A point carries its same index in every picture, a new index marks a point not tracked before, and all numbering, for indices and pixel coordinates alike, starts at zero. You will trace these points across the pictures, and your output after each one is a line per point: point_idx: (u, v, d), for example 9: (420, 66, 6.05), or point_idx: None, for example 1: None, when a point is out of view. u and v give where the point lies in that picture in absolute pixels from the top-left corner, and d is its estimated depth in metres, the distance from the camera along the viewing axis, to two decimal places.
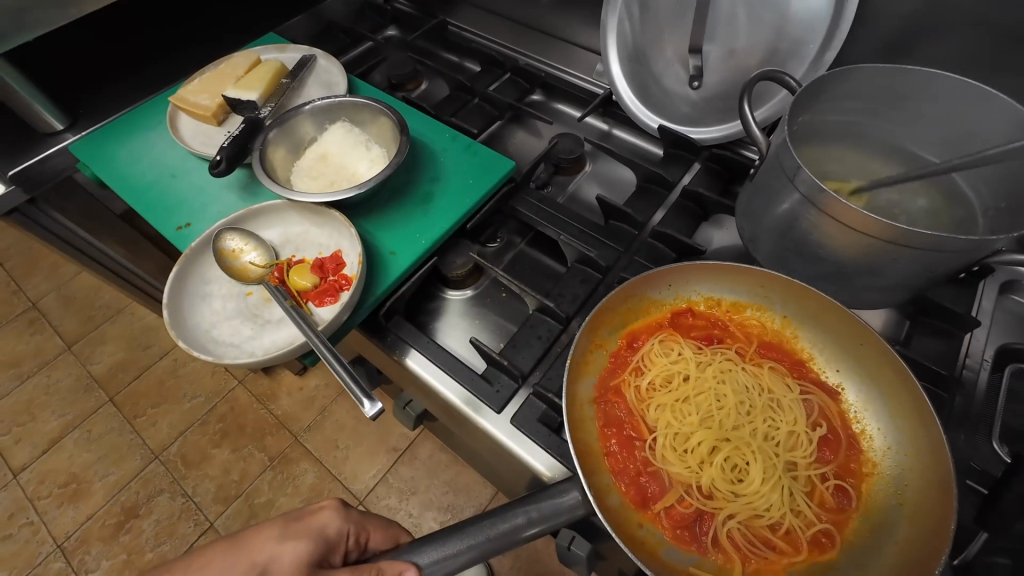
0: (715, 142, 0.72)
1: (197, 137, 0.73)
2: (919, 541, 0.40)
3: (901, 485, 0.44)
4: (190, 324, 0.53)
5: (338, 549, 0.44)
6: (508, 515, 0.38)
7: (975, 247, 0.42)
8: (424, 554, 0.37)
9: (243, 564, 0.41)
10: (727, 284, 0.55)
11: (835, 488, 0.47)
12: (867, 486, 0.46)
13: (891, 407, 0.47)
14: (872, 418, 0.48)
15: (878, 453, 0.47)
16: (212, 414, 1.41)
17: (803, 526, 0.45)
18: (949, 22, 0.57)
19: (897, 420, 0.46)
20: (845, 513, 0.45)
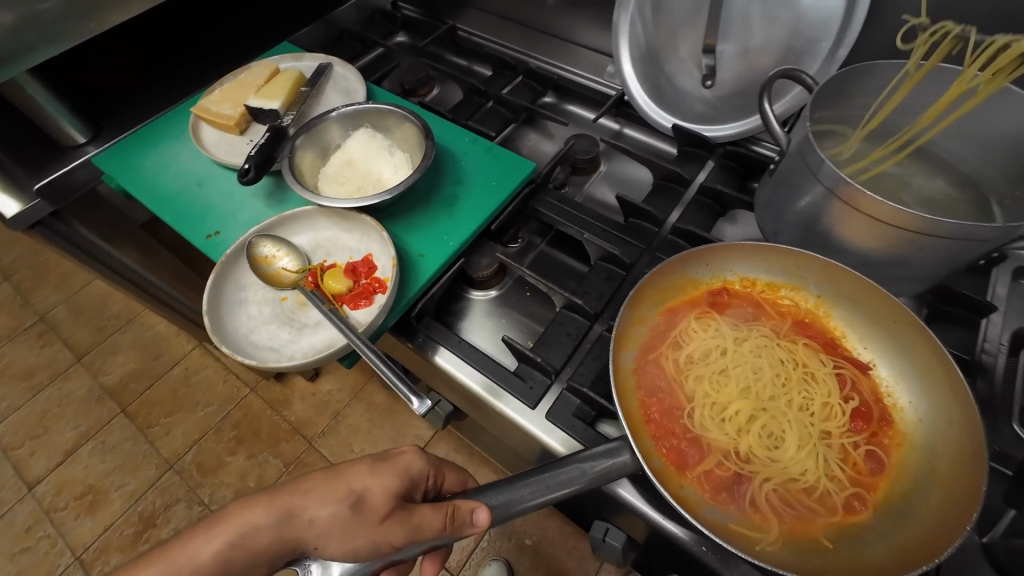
0: (729, 139, 0.74)
1: (221, 147, 0.74)
2: (956, 502, 0.41)
3: (933, 453, 0.46)
4: (230, 329, 0.54)
5: (420, 487, 0.46)
6: (564, 466, 0.40)
7: (999, 235, 0.44)
8: (492, 496, 0.40)
9: (341, 489, 0.43)
10: (763, 265, 0.57)
11: (866, 455, 0.48)
12: (899, 454, 0.47)
13: (924, 381, 0.49)
14: (903, 392, 0.50)
15: (910, 425, 0.48)
16: (225, 422, 1.41)
17: (837, 489, 0.46)
18: (959, 18, 0.59)
19: (929, 393, 0.48)
20: (877, 478, 0.46)
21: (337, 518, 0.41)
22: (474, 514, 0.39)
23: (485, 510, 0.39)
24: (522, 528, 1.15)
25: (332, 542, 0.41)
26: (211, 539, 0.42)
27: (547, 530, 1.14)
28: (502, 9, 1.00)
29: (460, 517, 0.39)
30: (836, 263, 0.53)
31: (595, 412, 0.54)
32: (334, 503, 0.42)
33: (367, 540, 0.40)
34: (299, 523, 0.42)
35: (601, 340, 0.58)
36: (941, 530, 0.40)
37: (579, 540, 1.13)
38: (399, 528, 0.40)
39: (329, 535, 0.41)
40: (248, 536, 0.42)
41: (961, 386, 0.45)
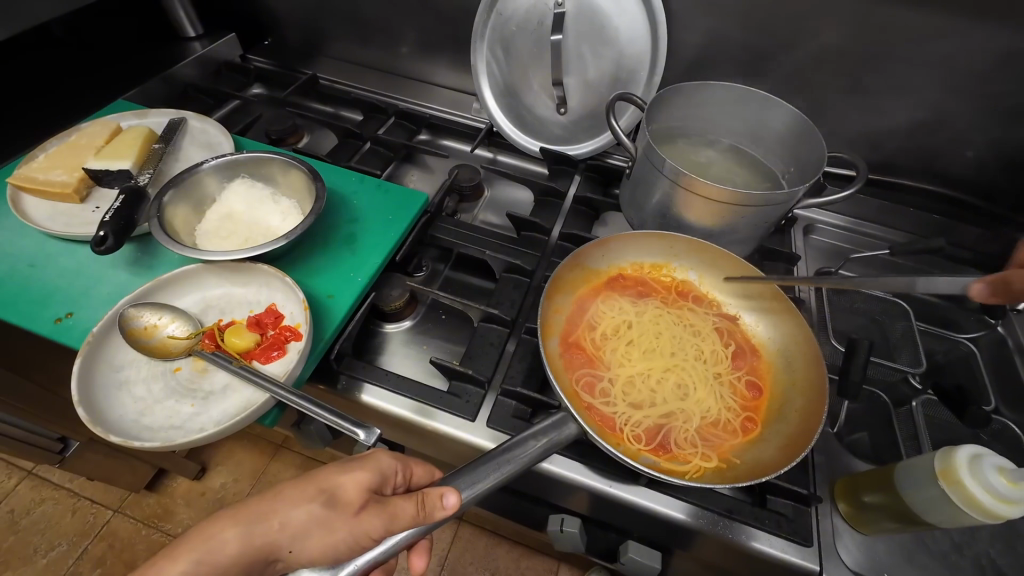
0: (588, 155, 0.87)
1: (55, 218, 0.64)
2: (814, 401, 0.54)
3: (792, 372, 0.59)
4: (114, 416, 0.47)
5: (390, 482, 0.45)
6: (524, 442, 0.44)
7: (789, 199, 0.59)
8: (459, 480, 0.42)
9: (312, 488, 0.44)
10: (646, 250, 0.68)
11: (749, 385, 0.59)
12: (770, 378, 0.60)
13: (775, 320, 0.63)
14: (765, 331, 0.64)
15: (773, 355, 0.62)
16: (84, 560, 1.13)
17: (734, 416, 0.56)
18: (726, 50, 0.79)
19: (780, 328, 0.62)
20: (760, 399, 0.58)
21: (312, 517, 0.42)
22: (444, 498, 0.41)
23: (455, 493, 0.41)
24: (474, 566, 1.12)
25: (308, 541, 0.42)
26: (175, 562, 0.43)
27: (498, 560, 1.12)
28: (361, 57, 1.03)
29: (430, 503, 0.40)
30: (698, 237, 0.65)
31: (531, 409, 0.58)
32: (307, 503, 0.43)
33: (347, 533, 0.41)
34: (272, 527, 0.43)
35: (523, 342, 0.62)
36: (806, 423, 0.52)
37: (532, 559, 1.13)
38: (375, 517, 0.40)
39: (306, 534, 0.42)
40: (217, 551, 0.43)
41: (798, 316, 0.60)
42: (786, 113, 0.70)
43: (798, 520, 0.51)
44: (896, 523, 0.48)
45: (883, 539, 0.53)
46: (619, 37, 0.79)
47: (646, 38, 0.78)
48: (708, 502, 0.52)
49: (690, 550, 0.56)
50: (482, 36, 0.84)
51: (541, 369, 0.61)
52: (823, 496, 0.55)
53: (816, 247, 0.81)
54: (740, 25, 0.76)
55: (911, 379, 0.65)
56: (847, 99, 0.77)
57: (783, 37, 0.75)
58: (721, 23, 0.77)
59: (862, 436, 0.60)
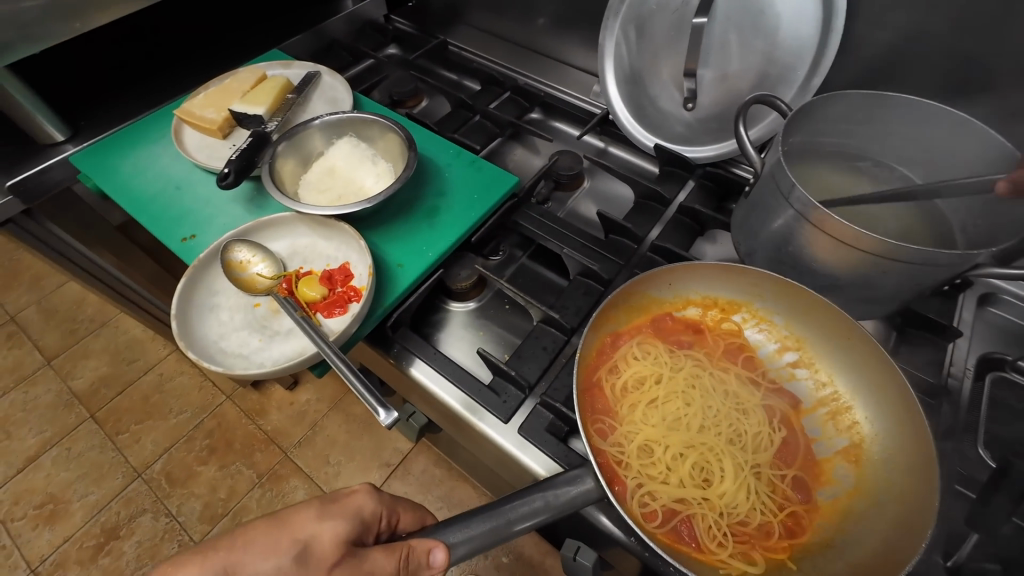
0: (709, 161, 0.76)
1: (202, 150, 0.74)
2: (910, 516, 0.42)
3: (890, 469, 0.46)
4: (198, 335, 0.53)
5: (371, 531, 0.46)
6: (528, 497, 0.40)
7: (959, 261, 0.45)
8: (449, 532, 0.40)
9: (286, 541, 0.42)
10: (723, 283, 0.58)
11: (792, 484, 0.50)
12: (823, 483, 0.49)
13: (880, 397, 0.50)
14: (861, 406, 0.51)
15: (868, 440, 0.49)
16: (198, 430, 1.37)
17: (769, 520, 0.47)
18: (924, 53, 0.62)
19: (884, 409, 0.49)
20: (807, 505, 0.48)
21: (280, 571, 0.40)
22: (432, 553, 0.39)
23: (442, 550, 0.39)
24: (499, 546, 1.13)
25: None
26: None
27: (525, 548, 1.12)
28: (493, 26, 1.02)
29: (414, 559, 0.40)
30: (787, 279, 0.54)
31: (568, 428, 0.54)
32: (277, 556, 0.41)
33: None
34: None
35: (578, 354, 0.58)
36: (892, 547, 0.41)
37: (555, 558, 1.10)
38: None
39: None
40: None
41: (914, 405, 0.45)
42: (993, 146, 0.53)
43: None
44: None
45: None
46: (779, 28, 0.66)
47: (813, 31, 0.65)
48: None
49: None
50: (616, 14, 0.75)
51: None
52: None
53: (990, 323, 0.62)
54: (955, 23, 0.58)
55: None
56: None
57: (1017, 45, 0.56)
58: (927, 19, 0.60)
59: (992, 570, 0.45)
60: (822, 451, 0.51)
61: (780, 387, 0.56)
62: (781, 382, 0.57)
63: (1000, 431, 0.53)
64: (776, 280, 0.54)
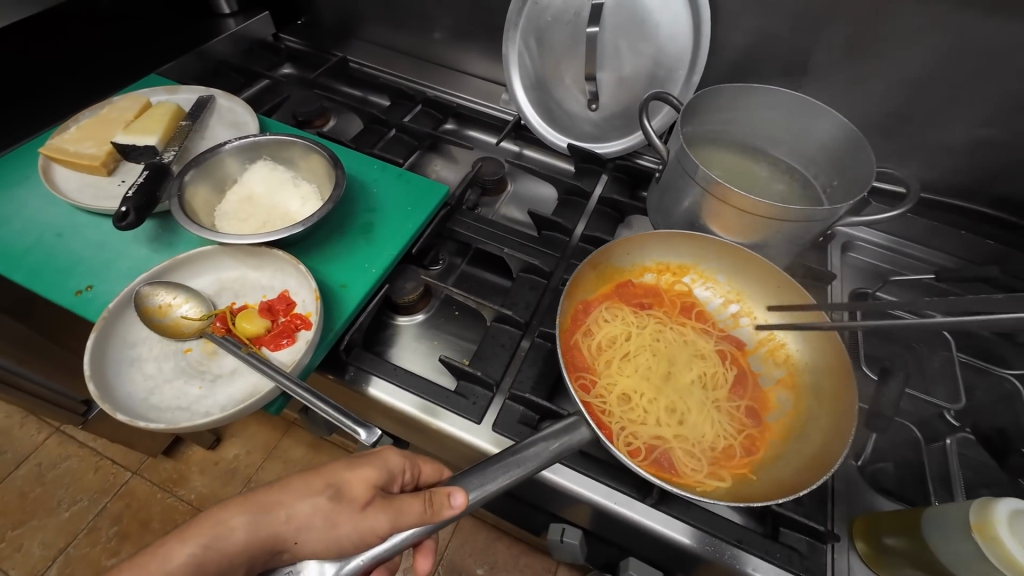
0: (617, 154, 0.83)
1: (83, 190, 0.65)
2: (838, 419, 0.51)
3: (819, 388, 0.56)
4: (123, 393, 0.47)
5: (397, 480, 0.44)
6: (532, 441, 0.44)
7: (828, 216, 0.55)
8: (468, 481, 0.42)
9: (319, 483, 0.42)
10: (671, 250, 0.66)
11: (747, 412, 0.57)
12: (770, 408, 0.57)
13: (806, 332, 0.60)
14: (793, 342, 0.60)
15: (801, 368, 0.59)
16: (102, 517, 1.17)
17: (732, 443, 0.54)
18: (773, 51, 0.75)
19: (810, 340, 0.59)
20: (759, 428, 0.55)
21: (317, 510, 0.41)
22: (452, 498, 0.40)
23: (462, 492, 0.40)
24: (473, 558, 1.12)
25: (313, 534, 0.40)
26: (182, 543, 0.40)
27: (497, 555, 1.12)
28: (392, 41, 1.02)
29: (438, 501, 0.40)
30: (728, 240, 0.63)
31: (538, 415, 0.56)
32: (313, 496, 0.41)
33: (350, 530, 0.40)
34: (276, 518, 0.41)
35: (535, 347, 0.61)
36: (827, 446, 0.50)
37: (530, 556, 1.12)
38: (382, 514, 0.40)
39: (309, 527, 0.40)
40: (223, 537, 0.40)
41: (831, 334, 0.56)
42: (834, 123, 0.66)
43: (812, 556, 0.49)
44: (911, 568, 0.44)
45: None
46: (659, 33, 0.75)
47: (687, 35, 0.74)
48: (712, 526, 0.49)
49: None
50: (516, 26, 0.81)
51: (551, 376, 0.59)
52: (840, 533, 0.52)
53: (853, 266, 0.76)
54: (791, 25, 0.71)
55: (946, 414, 0.59)
56: (903, 109, 0.72)
57: (837, 42, 0.70)
58: (770, 22, 0.72)
59: (886, 463, 0.56)
60: (766, 383, 0.60)
61: (728, 334, 0.64)
62: (728, 329, 0.64)
63: (874, 350, 0.66)
64: (717, 242, 0.62)
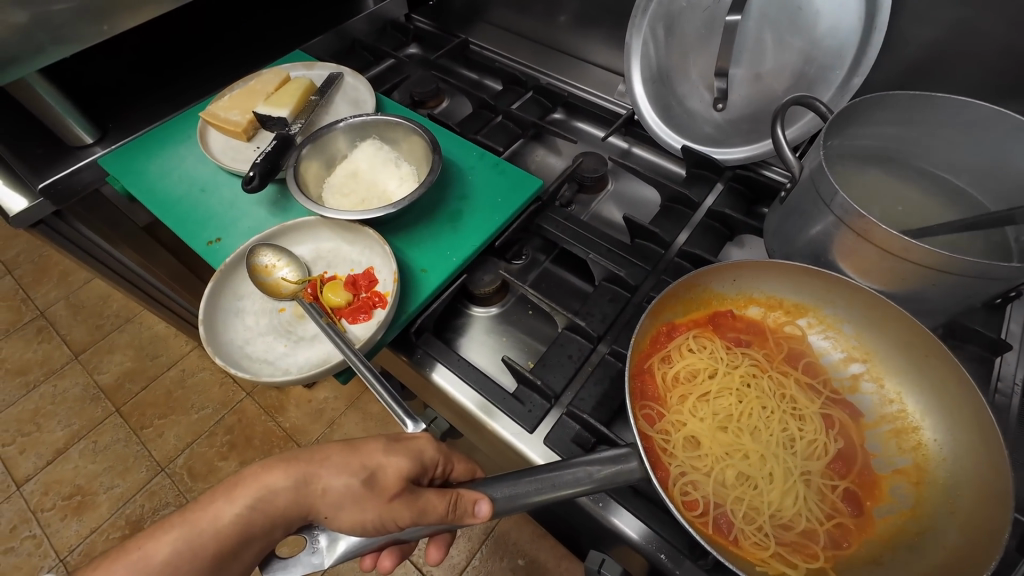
0: (739, 163, 0.73)
1: (227, 152, 0.74)
2: (974, 543, 0.40)
3: (954, 494, 0.44)
4: (225, 340, 0.53)
5: (428, 472, 0.44)
6: (571, 465, 0.40)
7: (1017, 274, 0.43)
8: (496, 489, 0.40)
9: (355, 465, 0.43)
10: (788, 285, 0.56)
11: (845, 497, 0.47)
12: (878, 500, 0.47)
13: (952, 420, 0.47)
14: (930, 428, 0.48)
15: (934, 463, 0.47)
16: (219, 425, 1.39)
17: (817, 529, 0.45)
18: (974, 52, 0.59)
19: (956, 432, 0.47)
20: (858, 520, 0.46)
21: (349, 491, 0.42)
22: (477, 504, 0.40)
23: (487, 502, 0.40)
24: (517, 546, 1.12)
25: (343, 512, 0.42)
26: (231, 502, 0.42)
27: (540, 552, 1.11)
28: (515, 24, 1.01)
29: (461, 506, 0.40)
30: (864, 285, 0.51)
31: (594, 438, 0.53)
32: (348, 475, 0.43)
33: (375, 515, 0.41)
34: (315, 490, 0.43)
35: (603, 365, 0.56)
36: None
37: (572, 563, 1.09)
38: (406, 509, 0.40)
39: (342, 506, 0.42)
40: (269, 502, 0.43)
41: (990, 434, 0.43)
42: None
43: None
44: None
45: None
46: (818, 24, 0.63)
47: (855, 27, 0.62)
48: None
49: None
50: (644, 11, 0.74)
51: (616, 400, 0.55)
52: None
53: None
54: (1011, 19, 0.55)
55: None
56: None
57: None
58: (978, 14, 0.56)
59: None
60: (879, 468, 0.49)
61: (842, 398, 0.53)
62: (843, 392, 0.54)
63: None
64: (851, 286, 0.52)
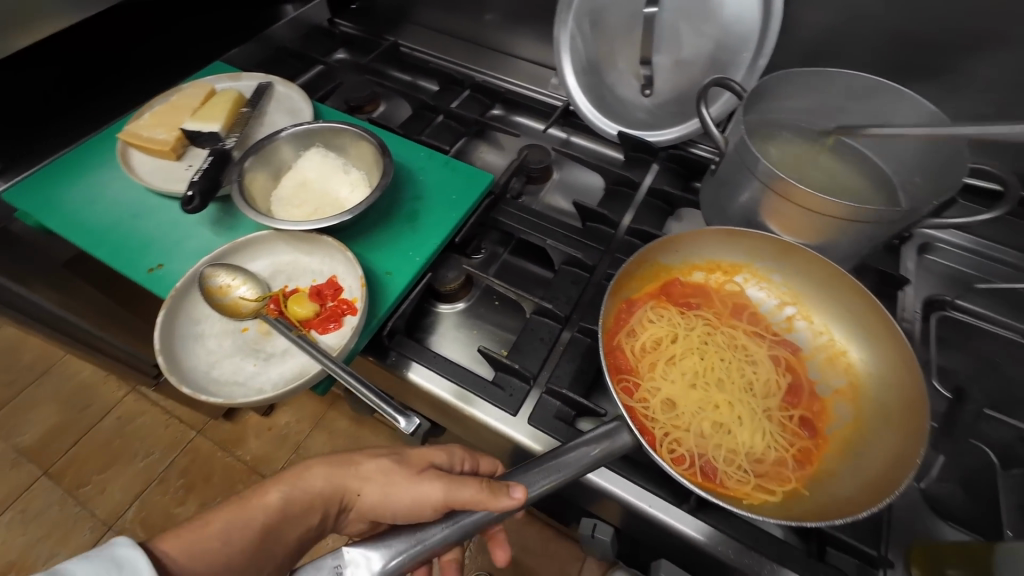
0: (670, 143, 0.79)
1: (156, 173, 0.70)
2: (905, 438, 0.47)
3: (883, 400, 0.52)
4: (188, 368, 0.51)
5: (457, 465, 0.52)
6: (583, 439, 0.44)
7: (908, 217, 0.50)
8: (524, 474, 0.43)
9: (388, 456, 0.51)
10: (723, 248, 0.63)
11: (801, 423, 0.54)
12: (827, 420, 0.54)
13: (870, 338, 0.55)
14: (855, 349, 0.56)
15: (864, 378, 0.55)
16: (171, 469, 1.29)
17: (784, 457, 0.51)
18: (853, 31, 0.68)
19: (875, 348, 0.55)
20: (815, 441, 0.52)
21: (380, 469, 0.49)
22: (512, 490, 0.42)
23: (521, 486, 0.42)
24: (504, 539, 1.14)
25: (374, 490, 0.49)
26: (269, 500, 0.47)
27: (528, 539, 1.14)
28: (442, 23, 1.01)
29: (498, 490, 0.42)
30: (786, 238, 0.58)
31: (575, 411, 0.56)
32: (379, 461, 0.50)
33: (404, 489, 0.47)
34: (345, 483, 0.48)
35: (573, 342, 0.60)
36: (891, 467, 0.46)
37: (559, 544, 1.13)
38: (432, 484, 0.46)
39: (373, 482, 0.49)
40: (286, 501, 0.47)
41: (901, 347, 0.51)
42: (921, 110, 0.59)
43: None
44: None
45: None
46: (724, 13, 0.70)
47: (755, 16, 0.69)
48: (754, 539, 0.48)
49: None
50: (569, 8, 0.79)
51: (590, 371, 0.59)
52: (895, 560, 0.49)
53: (930, 269, 0.69)
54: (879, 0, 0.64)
55: None
56: (1010, 97, 0.64)
57: (932, 20, 0.63)
58: None
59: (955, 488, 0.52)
60: (823, 392, 0.56)
61: (783, 338, 0.60)
62: (782, 333, 0.61)
63: (947, 365, 0.61)
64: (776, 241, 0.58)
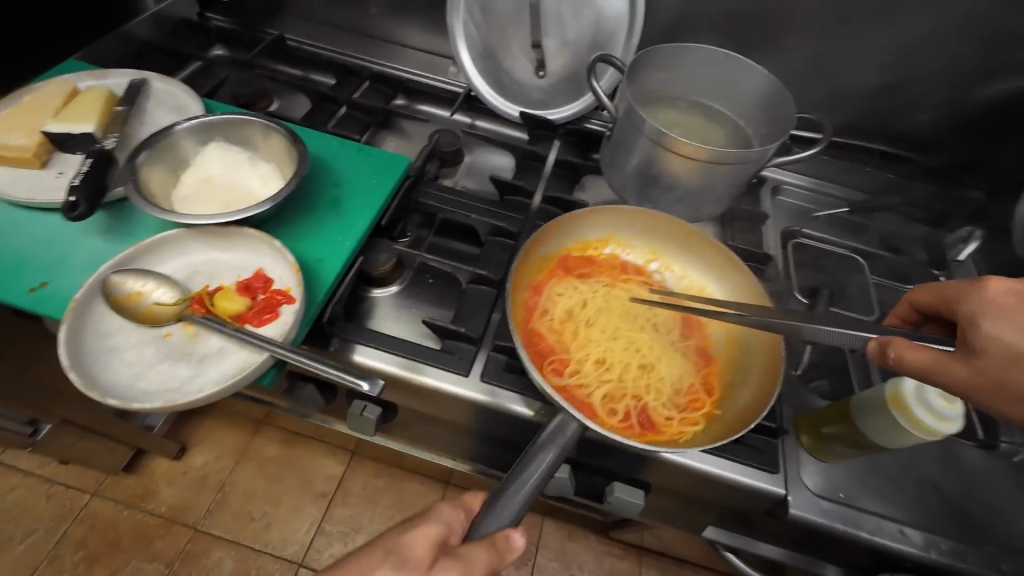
0: (568, 119, 0.87)
1: (15, 185, 0.60)
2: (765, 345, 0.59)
3: (743, 317, 0.64)
4: (109, 383, 0.46)
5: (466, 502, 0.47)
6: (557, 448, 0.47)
7: (762, 156, 0.63)
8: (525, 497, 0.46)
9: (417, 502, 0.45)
10: (594, 225, 0.69)
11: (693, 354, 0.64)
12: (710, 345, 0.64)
13: (720, 269, 0.67)
14: (712, 281, 0.68)
15: (726, 302, 0.67)
16: (64, 544, 1.11)
17: (688, 387, 0.60)
18: (700, 14, 0.81)
19: (725, 276, 0.67)
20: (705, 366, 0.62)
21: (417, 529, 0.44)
22: (530, 518, 0.46)
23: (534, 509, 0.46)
24: None
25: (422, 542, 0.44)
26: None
27: None
28: (326, 15, 0.99)
29: (518, 524, 0.45)
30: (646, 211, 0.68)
31: (522, 362, 0.61)
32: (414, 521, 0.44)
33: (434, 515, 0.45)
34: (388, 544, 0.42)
35: None
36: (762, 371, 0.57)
37: None
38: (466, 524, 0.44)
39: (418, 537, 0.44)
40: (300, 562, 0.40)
41: (744, 273, 0.64)
42: (757, 73, 0.73)
43: (767, 450, 0.57)
44: (851, 449, 0.55)
45: (841, 466, 0.60)
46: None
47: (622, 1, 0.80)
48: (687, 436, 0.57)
49: (671, 485, 0.61)
50: None
51: None
52: (789, 430, 0.61)
53: (784, 208, 0.85)
54: None
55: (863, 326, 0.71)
56: (816, 62, 0.82)
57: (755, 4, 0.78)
58: None
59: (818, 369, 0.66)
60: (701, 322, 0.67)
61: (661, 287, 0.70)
62: (658, 283, 0.70)
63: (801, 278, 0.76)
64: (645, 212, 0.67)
